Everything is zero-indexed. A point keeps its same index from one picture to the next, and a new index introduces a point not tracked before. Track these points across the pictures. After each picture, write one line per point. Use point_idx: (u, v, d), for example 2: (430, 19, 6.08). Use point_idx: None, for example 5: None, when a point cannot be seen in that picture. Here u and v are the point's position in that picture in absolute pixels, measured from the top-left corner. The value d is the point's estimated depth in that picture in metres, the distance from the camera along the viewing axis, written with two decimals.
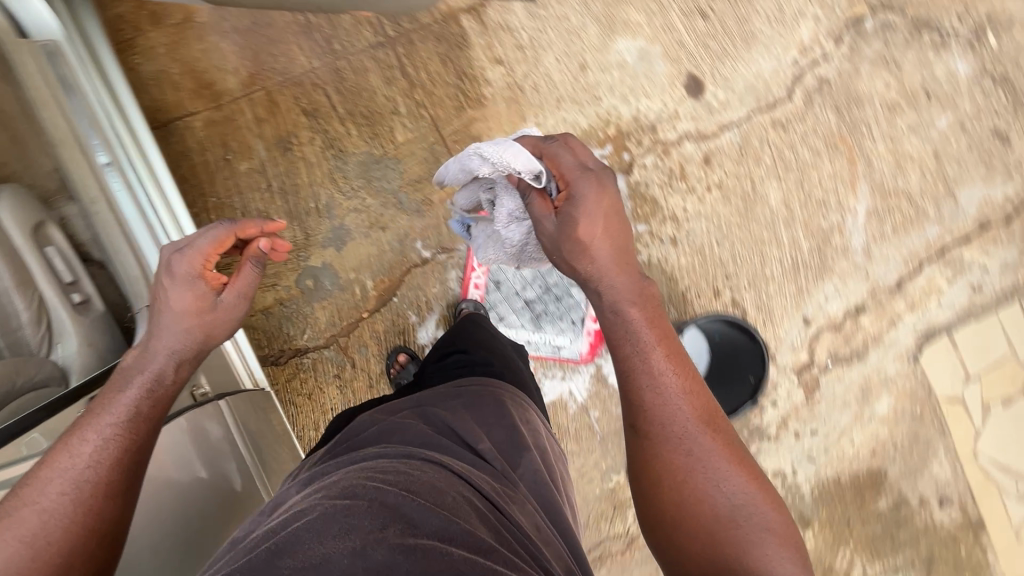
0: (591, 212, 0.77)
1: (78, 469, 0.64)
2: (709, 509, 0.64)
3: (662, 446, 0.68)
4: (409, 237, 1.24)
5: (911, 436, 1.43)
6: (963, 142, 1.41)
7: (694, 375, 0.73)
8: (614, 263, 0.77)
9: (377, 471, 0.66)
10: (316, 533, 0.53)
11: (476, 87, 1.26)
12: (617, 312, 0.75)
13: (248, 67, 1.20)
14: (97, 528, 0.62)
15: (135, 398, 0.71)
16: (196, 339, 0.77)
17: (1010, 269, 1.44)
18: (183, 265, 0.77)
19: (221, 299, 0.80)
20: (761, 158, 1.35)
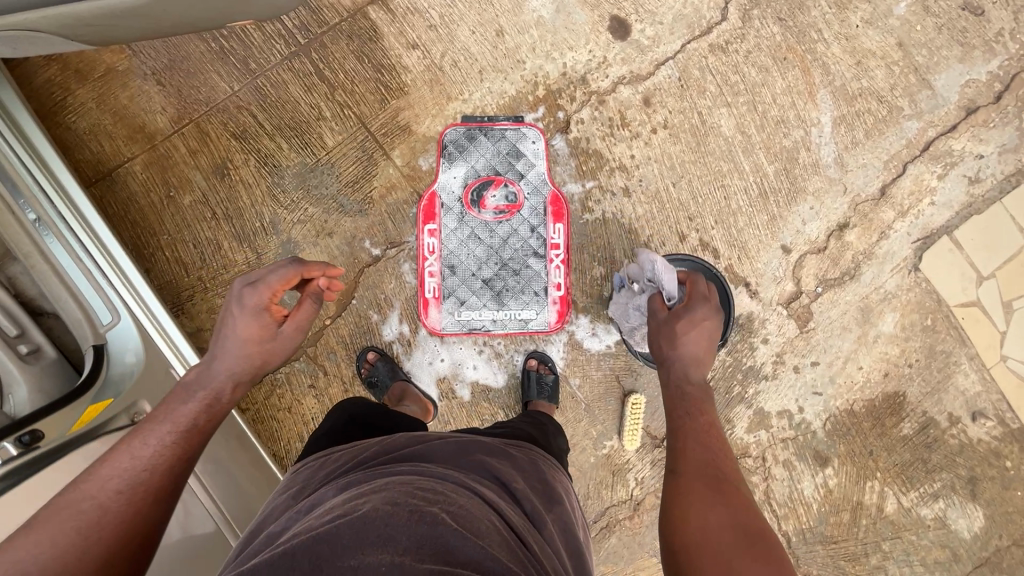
0: (692, 319, 1.02)
1: (136, 470, 0.68)
2: (721, 539, 0.70)
3: (690, 477, 0.80)
4: (357, 238, 1.24)
5: (926, 351, 1.32)
6: (929, 25, 1.29)
7: (732, 456, 0.86)
8: (692, 358, 0.99)
9: (418, 489, 0.68)
10: (354, 537, 0.58)
11: (396, 76, 1.25)
12: (678, 386, 0.97)
13: (174, 103, 1.22)
14: (142, 530, 0.66)
15: (192, 412, 0.76)
16: (254, 364, 0.83)
17: (1009, 152, 1.31)
18: (253, 298, 0.84)
19: (281, 331, 0.86)
20: (705, 88, 1.28)
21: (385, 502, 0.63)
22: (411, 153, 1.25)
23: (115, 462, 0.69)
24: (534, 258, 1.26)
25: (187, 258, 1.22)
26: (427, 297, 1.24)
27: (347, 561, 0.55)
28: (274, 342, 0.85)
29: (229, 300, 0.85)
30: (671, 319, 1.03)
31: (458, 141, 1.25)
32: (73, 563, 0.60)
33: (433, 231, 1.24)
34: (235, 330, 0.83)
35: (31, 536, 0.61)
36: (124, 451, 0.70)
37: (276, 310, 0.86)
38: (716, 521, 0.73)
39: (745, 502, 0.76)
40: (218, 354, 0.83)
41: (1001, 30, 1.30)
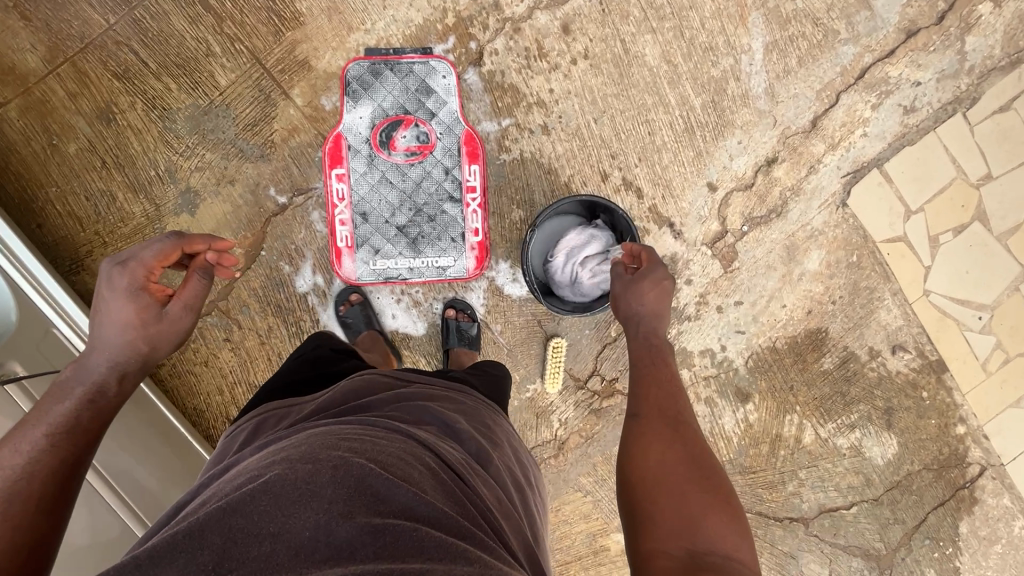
0: (656, 281, 0.98)
1: (13, 478, 0.60)
2: (679, 472, 0.71)
3: (651, 417, 0.80)
4: (261, 186, 1.17)
5: (850, 287, 1.32)
6: None
7: (681, 390, 0.87)
8: (652, 313, 0.97)
9: (343, 437, 0.62)
10: (271, 500, 0.51)
11: (290, 4, 1.14)
12: (647, 336, 0.95)
13: (45, 40, 1.11)
14: (25, 543, 0.57)
15: (72, 411, 0.68)
16: (140, 351, 0.75)
17: (948, 79, 1.25)
18: (125, 279, 0.76)
19: (167, 311, 0.78)
20: (629, 12, 1.18)
21: (304, 455, 0.56)
22: (312, 92, 1.16)
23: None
24: (449, 203, 1.21)
25: (80, 212, 1.15)
26: (339, 247, 1.20)
27: (266, 529, 0.50)
28: (160, 325, 0.77)
29: (101, 287, 0.77)
30: (636, 283, 0.99)
31: (363, 77, 1.16)
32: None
33: (341, 176, 1.18)
34: (110, 318, 0.75)
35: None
36: None
37: (157, 289, 0.79)
38: (674, 456, 0.73)
39: (696, 442, 0.76)
40: (93, 347, 0.75)
41: None
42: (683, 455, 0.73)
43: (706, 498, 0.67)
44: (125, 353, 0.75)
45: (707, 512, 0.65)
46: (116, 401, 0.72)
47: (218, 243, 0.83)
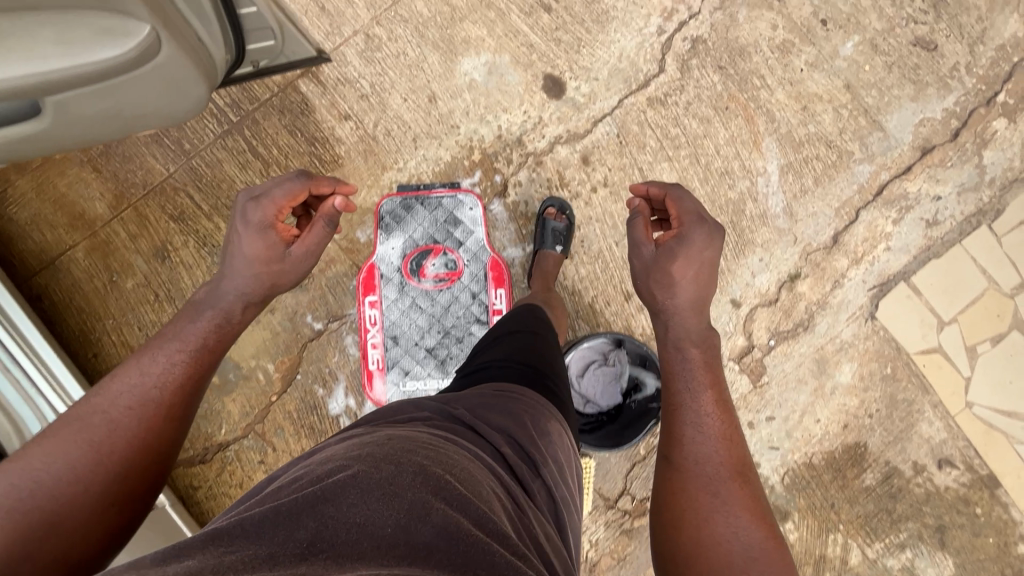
0: (690, 253, 0.87)
1: (146, 388, 0.73)
2: (743, 551, 0.70)
3: (691, 478, 0.76)
4: (299, 313, 1.24)
5: (887, 401, 1.28)
6: (879, 64, 1.24)
7: (735, 427, 0.81)
8: (690, 307, 0.87)
9: (418, 443, 0.60)
10: (358, 494, 0.50)
11: (330, 148, 1.23)
12: (678, 348, 0.86)
13: (112, 188, 1.23)
14: (151, 444, 0.72)
15: (201, 332, 0.80)
16: (263, 284, 0.85)
17: (969, 191, 1.26)
18: (258, 215, 0.85)
19: (290, 252, 0.87)
20: (645, 143, 1.24)
21: (388, 456, 0.55)
22: (348, 225, 1.24)
23: (125, 377, 0.74)
24: (477, 324, 1.24)
25: (133, 341, 1.23)
26: (370, 369, 1.23)
27: (354, 518, 0.48)
28: (283, 262, 0.86)
29: (236, 217, 0.87)
30: (661, 267, 0.87)
31: (395, 211, 1.23)
32: (87, 473, 0.66)
33: (373, 302, 1.23)
34: (242, 248, 0.85)
35: (45, 448, 0.66)
36: (133, 367, 0.75)
37: (283, 230, 0.87)
38: (726, 535, 0.71)
39: (759, 510, 0.74)
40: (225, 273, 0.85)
41: (956, 64, 1.25)
42: (751, 526, 0.72)
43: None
44: (251, 283, 0.84)
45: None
46: (235, 327, 0.84)
47: (341, 188, 0.90)
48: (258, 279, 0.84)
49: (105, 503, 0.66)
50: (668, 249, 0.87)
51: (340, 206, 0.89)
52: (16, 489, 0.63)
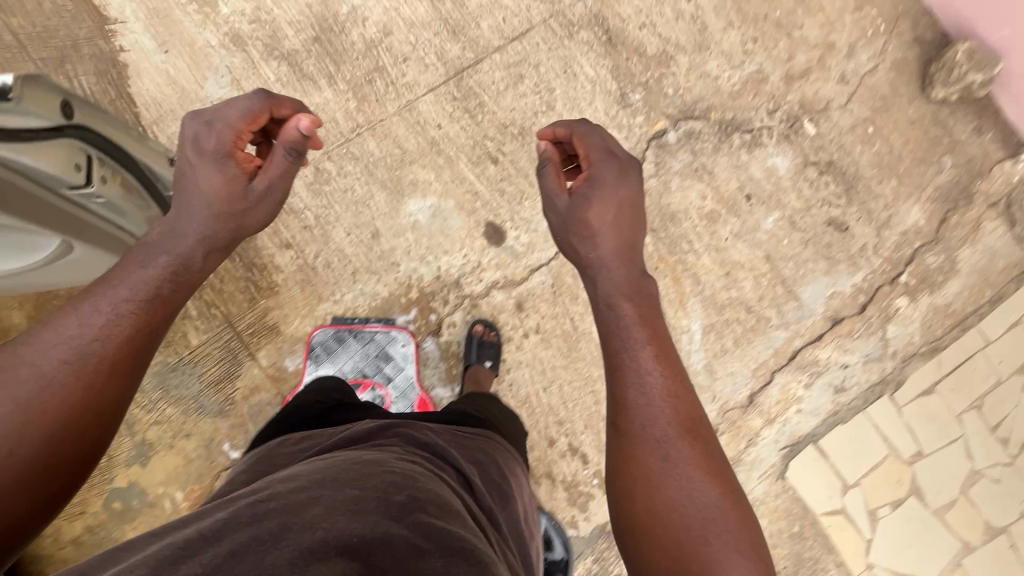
0: (606, 198, 0.81)
1: (88, 340, 0.62)
2: (699, 515, 0.65)
3: (643, 444, 0.69)
4: (216, 440, 1.21)
5: (795, 558, 1.32)
6: (796, 239, 1.34)
7: (682, 381, 0.73)
8: (617, 257, 0.80)
9: (380, 467, 0.61)
10: (324, 508, 0.52)
11: (268, 276, 1.24)
12: (610, 305, 0.77)
13: (32, 299, 1.20)
14: (90, 404, 0.61)
15: (155, 281, 0.68)
16: (226, 227, 0.75)
17: (874, 362, 1.35)
18: (213, 142, 0.76)
19: (252, 187, 0.77)
20: (578, 294, 1.29)
21: (350, 480, 0.57)
22: (278, 352, 1.23)
23: (60, 327, 0.62)
24: None
25: None
26: None
27: (321, 523, 0.50)
28: (246, 198, 0.77)
29: (184, 148, 0.77)
30: (578, 217, 0.81)
31: (327, 342, 1.23)
32: (12, 437, 0.56)
33: None
34: (198, 182, 0.76)
35: None
36: (71, 314, 0.63)
37: (246, 159, 0.78)
38: (687, 501, 0.66)
39: (715, 468, 0.68)
40: (184, 212, 0.74)
41: (864, 245, 1.36)
42: (709, 487, 0.66)
43: (735, 547, 0.64)
44: (213, 224, 0.75)
45: (732, 564, 0.62)
46: (199, 274, 0.73)
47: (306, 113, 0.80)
48: (218, 215, 0.75)
49: (39, 465, 0.57)
50: (580, 195, 0.81)
51: (307, 127, 0.78)
52: None
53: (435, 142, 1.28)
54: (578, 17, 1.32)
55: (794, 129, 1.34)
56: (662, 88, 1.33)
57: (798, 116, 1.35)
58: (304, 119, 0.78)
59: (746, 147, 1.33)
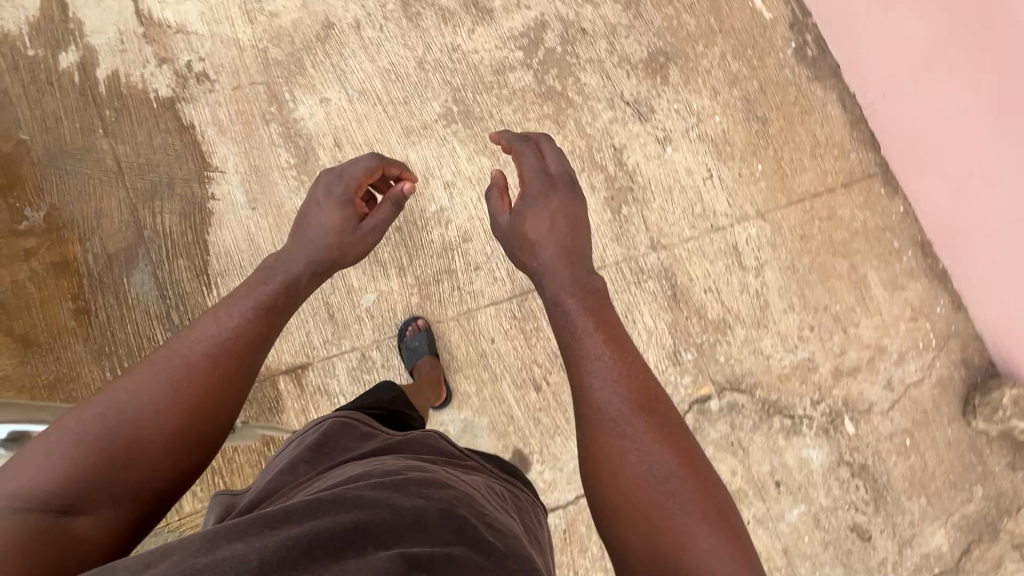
0: (540, 211, 0.91)
1: (223, 336, 0.73)
2: (659, 485, 0.72)
3: (601, 429, 0.76)
4: None
5: None
6: (817, 538, 1.31)
7: (638, 365, 0.80)
8: (559, 259, 0.88)
9: (449, 480, 0.65)
10: (392, 520, 0.54)
11: None
12: (557, 303, 0.86)
13: None
14: (216, 394, 0.71)
15: (274, 292, 0.81)
16: (331, 253, 0.88)
17: None
18: (341, 189, 0.91)
19: (360, 228, 0.90)
20: (588, 546, 1.24)
21: (421, 490, 0.59)
22: None
23: (203, 326, 0.74)
24: None
25: None
26: None
27: (389, 537, 0.52)
28: (352, 234, 0.90)
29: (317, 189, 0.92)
30: (519, 231, 0.91)
31: None
32: (164, 411, 0.67)
33: None
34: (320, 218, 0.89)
35: (128, 381, 0.68)
36: (209, 318, 0.75)
37: (358, 205, 0.93)
38: (645, 470, 0.73)
39: (674, 438, 0.76)
40: (302, 242, 0.88)
41: (884, 559, 1.32)
42: (667, 458, 0.74)
43: (697, 512, 0.70)
44: (322, 251, 0.87)
45: (694, 526, 0.69)
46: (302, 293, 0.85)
47: (405, 172, 0.98)
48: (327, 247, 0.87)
49: (177, 441, 0.67)
50: (517, 211, 0.91)
51: (407, 192, 0.92)
52: (104, 416, 0.65)
53: (484, 355, 1.29)
54: (648, 266, 1.36)
55: (834, 425, 1.35)
56: (714, 354, 1.34)
57: (839, 412, 1.35)
58: (405, 185, 0.92)
59: (784, 433, 1.33)
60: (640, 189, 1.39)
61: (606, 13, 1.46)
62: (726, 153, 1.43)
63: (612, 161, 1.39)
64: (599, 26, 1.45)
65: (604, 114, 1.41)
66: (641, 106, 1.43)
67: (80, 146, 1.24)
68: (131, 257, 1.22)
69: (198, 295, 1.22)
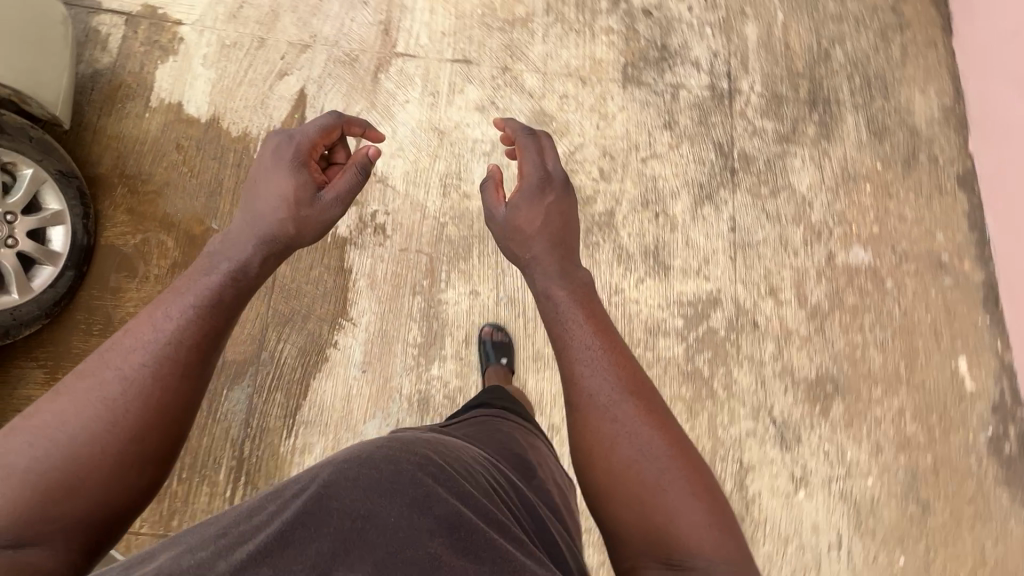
0: (530, 203, 0.88)
1: (161, 341, 0.67)
2: (651, 466, 0.69)
3: (589, 411, 0.73)
4: None
5: None
6: None
7: (625, 350, 0.78)
8: (550, 255, 0.85)
9: (411, 446, 0.62)
10: (362, 489, 0.54)
11: None
12: (548, 297, 0.83)
13: None
14: (163, 399, 0.65)
15: (218, 286, 0.73)
16: (287, 229, 0.81)
17: None
18: (290, 154, 0.86)
19: (320, 198, 0.86)
20: None
21: (387, 456, 0.58)
22: None
23: (140, 330, 0.67)
24: None
25: None
26: None
27: (359, 509, 0.53)
28: (309, 205, 0.85)
29: (265, 158, 0.88)
30: (513, 224, 0.87)
31: None
32: (102, 434, 0.62)
33: None
34: (273, 183, 0.85)
35: (58, 405, 0.63)
36: (145, 319, 0.68)
37: (316, 175, 0.89)
38: (634, 448, 0.70)
39: (661, 421, 0.72)
40: (247, 224, 0.81)
41: None
42: (658, 441, 0.71)
43: (689, 489, 0.68)
44: (277, 227, 0.81)
45: (687, 506, 0.67)
46: (254, 283, 0.76)
47: (370, 133, 0.96)
48: (282, 222, 0.81)
49: (126, 461, 0.63)
50: (514, 203, 0.88)
51: (372, 155, 0.89)
52: (36, 450, 0.60)
53: None
54: None
55: None
56: None
57: None
58: (370, 150, 0.89)
59: None
60: (752, 524, 1.21)
61: (785, 314, 1.35)
62: (865, 526, 1.22)
63: (732, 478, 1.24)
64: (774, 325, 1.34)
65: (743, 422, 1.27)
66: (788, 431, 1.27)
67: None
68: (240, 372, 1.24)
69: (277, 435, 1.21)
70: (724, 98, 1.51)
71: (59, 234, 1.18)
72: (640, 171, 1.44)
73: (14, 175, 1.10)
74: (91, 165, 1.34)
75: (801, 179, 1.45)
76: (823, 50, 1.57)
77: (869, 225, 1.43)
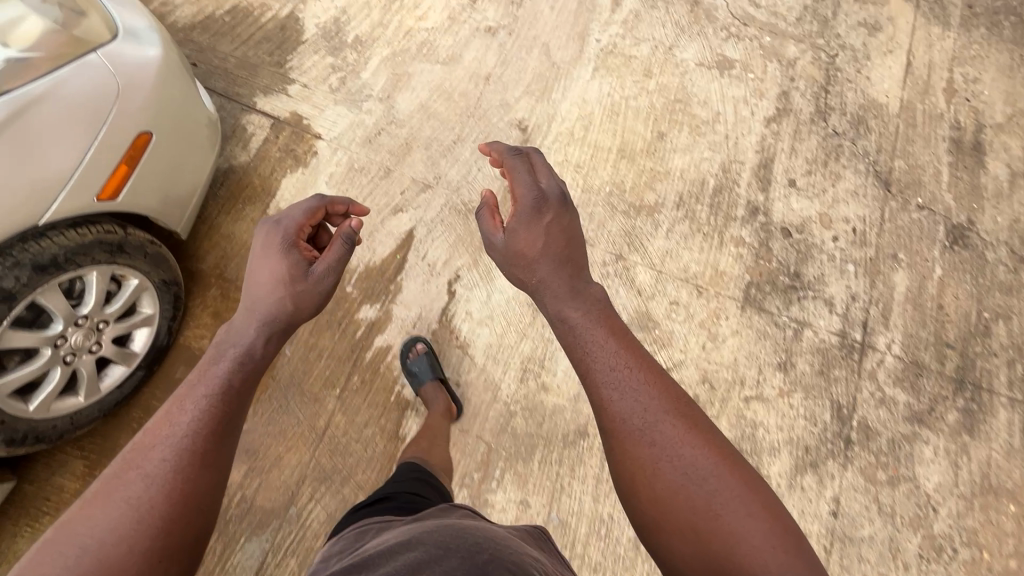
0: (530, 225, 0.85)
1: (179, 436, 0.65)
2: (699, 488, 0.66)
3: (624, 435, 0.71)
4: None
5: None
6: None
7: (653, 366, 0.75)
8: (554, 273, 0.83)
9: (447, 532, 0.55)
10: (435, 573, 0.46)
11: None
12: (562, 318, 0.81)
13: None
14: (187, 489, 0.63)
15: (229, 373, 0.72)
16: (285, 308, 0.80)
17: None
18: (281, 236, 0.84)
19: (313, 270, 0.83)
20: None
21: (443, 545, 0.51)
22: None
23: (160, 426, 0.66)
24: None
25: None
26: None
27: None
28: (305, 279, 0.82)
29: (254, 249, 0.85)
30: (515, 249, 0.86)
31: None
32: (129, 533, 0.58)
33: None
34: (266, 267, 0.82)
35: (88, 511, 0.59)
36: (166, 414, 0.67)
37: (306, 250, 0.85)
38: (676, 469, 0.67)
39: (703, 437, 0.70)
40: (242, 319, 0.79)
41: None
42: (702, 460, 0.68)
43: (744, 509, 0.65)
44: (273, 307, 0.79)
45: (745, 526, 0.64)
46: (262, 363, 0.76)
47: (355, 208, 0.94)
48: (282, 299, 0.79)
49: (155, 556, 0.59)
50: (509, 229, 0.86)
51: (356, 224, 0.86)
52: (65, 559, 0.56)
53: None
54: None
55: None
56: None
57: None
58: (353, 220, 0.86)
59: None
60: None
61: None
62: None
63: None
64: None
65: None
66: None
67: (314, 392, 1.27)
68: (265, 522, 1.17)
69: None
70: (854, 351, 1.33)
71: (143, 335, 1.17)
72: (741, 412, 1.28)
73: (121, 283, 1.09)
74: (196, 259, 1.36)
75: (928, 474, 1.24)
76: (982, 323, 1.37)
77: (1004, 556, 1.19)
